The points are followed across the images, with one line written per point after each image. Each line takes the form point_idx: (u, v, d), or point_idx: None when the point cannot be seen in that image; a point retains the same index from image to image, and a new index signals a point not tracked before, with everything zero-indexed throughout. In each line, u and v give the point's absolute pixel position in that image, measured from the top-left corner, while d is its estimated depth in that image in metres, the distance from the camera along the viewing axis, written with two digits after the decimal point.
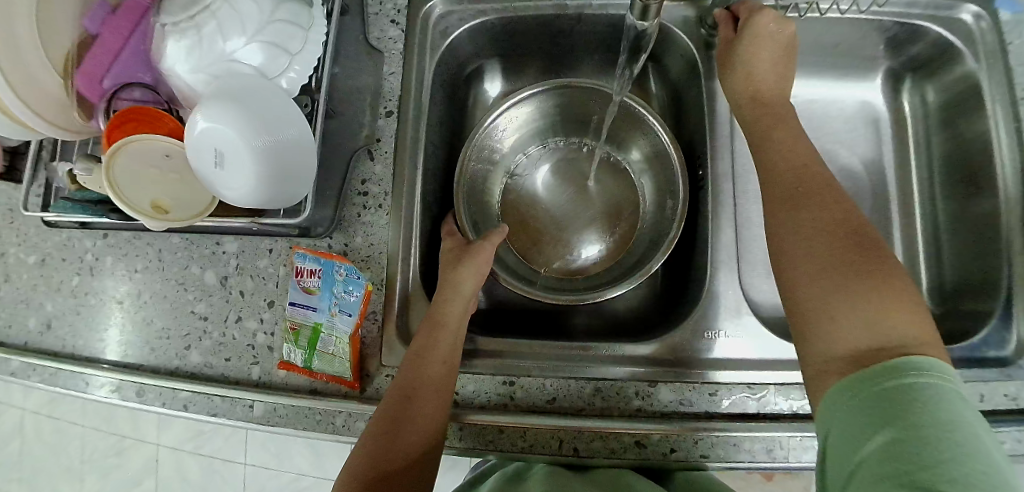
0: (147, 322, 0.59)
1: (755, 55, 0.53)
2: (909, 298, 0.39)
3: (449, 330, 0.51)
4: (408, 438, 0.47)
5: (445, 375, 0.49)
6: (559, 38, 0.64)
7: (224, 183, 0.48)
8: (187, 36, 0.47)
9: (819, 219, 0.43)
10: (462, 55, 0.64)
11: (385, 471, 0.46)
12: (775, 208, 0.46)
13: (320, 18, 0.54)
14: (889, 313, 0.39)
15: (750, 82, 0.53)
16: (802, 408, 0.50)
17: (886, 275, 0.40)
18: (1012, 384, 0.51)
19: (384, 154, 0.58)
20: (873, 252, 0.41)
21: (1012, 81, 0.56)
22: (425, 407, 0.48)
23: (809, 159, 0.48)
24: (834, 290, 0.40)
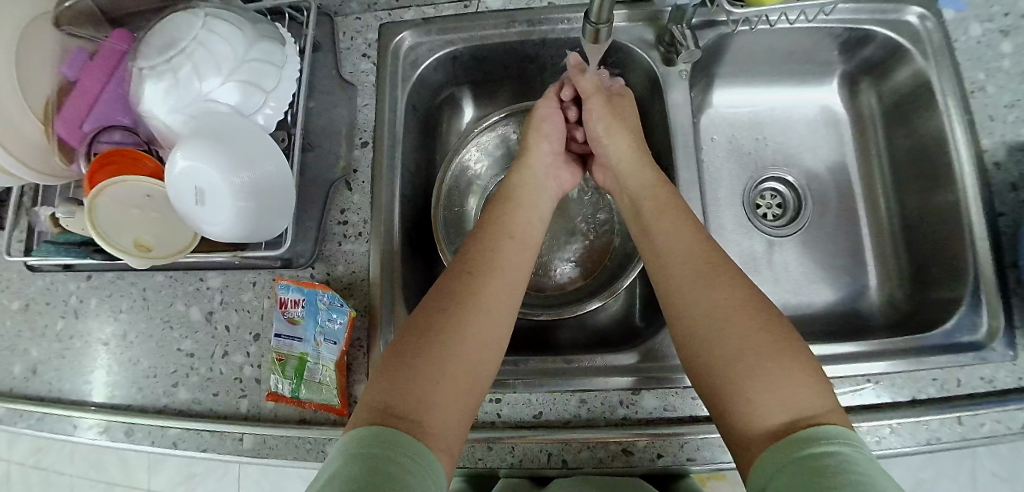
0: (133, 362, 0.59)
1: (621, 113, 0.59)
2: (805, 364, 0.42)
3: (500, 274, 0.49)
4: (452, 358, 0.43)
5: (493, 321, 0.46)
6: (526, 62, 0.66)
7: (207, 218, 0.49)
8: (165, 78, 0.49)
9: (726, 300, 0.45)
10: (433, 84, 0.66)
11: (401, 402, 0.41)
12: (680, 288, 0.47)
13: (293, 56, 0.56)
14: (797, 386, 0.41)
15: (625, 153, 0.58)
16: None
17: (786, 344, 0.43)
18: (987, 366, 0.52)
19: (362, 184, 0.60)
20: (779, 331, 0.44)
21: (960, 76, 0.58)
22: (477, 330, 0.45)
23: (705, 243, 0.49)
24: (734, 367, 0.42)
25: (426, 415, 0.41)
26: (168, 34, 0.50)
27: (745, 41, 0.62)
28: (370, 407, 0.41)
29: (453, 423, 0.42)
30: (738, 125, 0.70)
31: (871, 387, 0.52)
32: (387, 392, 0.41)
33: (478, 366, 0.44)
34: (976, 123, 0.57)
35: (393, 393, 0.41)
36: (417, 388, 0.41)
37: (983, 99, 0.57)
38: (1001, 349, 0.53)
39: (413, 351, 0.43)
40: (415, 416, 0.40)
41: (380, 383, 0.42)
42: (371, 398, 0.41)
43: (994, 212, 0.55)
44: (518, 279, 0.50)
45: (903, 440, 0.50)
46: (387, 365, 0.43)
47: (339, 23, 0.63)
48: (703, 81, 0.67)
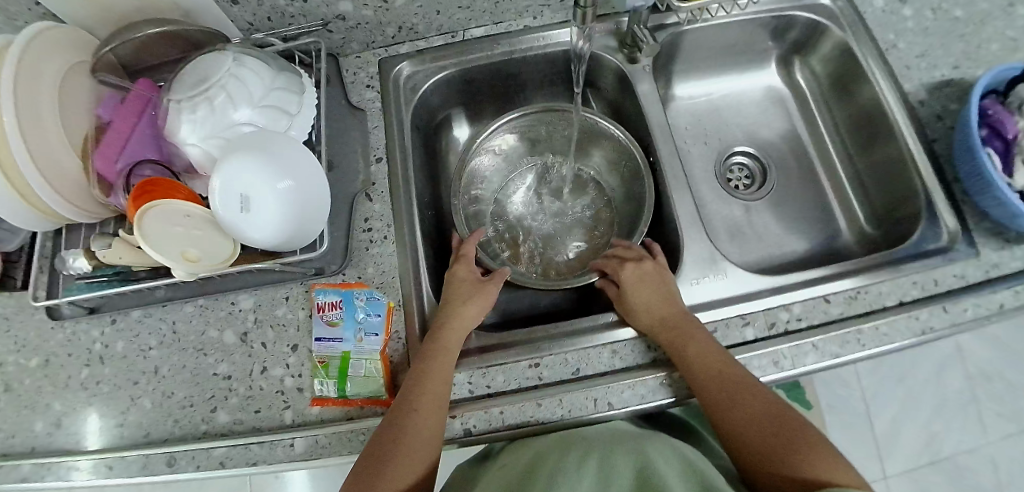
0: (167, 395, 0.58)
1: (638, 292, 0.59)
2: (824, 447, 0.46)
3: (435, 369, 0.52)
4: (410, 452, 0.48)
5: (435, 415, 0.50)
6: (509, 80, 0.74)
7: (254, 225, 0.52)
8: (200, 109, 0.54)
9: (753, 408, 0.49)
10: (432, 106, 0.72)
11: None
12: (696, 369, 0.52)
13: (310, 86, 0.63)
14: (817, 459, 0.45)
15: (647, 301, 0.58)
16: (790, 324, 0.57)
17: (813, 444, 0.47)
18: (956, 266, 0.59)
19: (382, 193, 0.63)
20: (807, 436, 0.47)
21: (874, 39, 0.70)
22: (421, 428, 0.49)
23: (726, 359, 0.53)
24: (780, 464, 0.46)
25: None
26: (199, 71, 0.56)
27: (694, 37, 0.73)
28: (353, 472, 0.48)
29: None
30: (698, 112, 0.80)
31: (864, 296, 0.59)
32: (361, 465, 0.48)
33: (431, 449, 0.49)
34: (896, 74, 0.69)
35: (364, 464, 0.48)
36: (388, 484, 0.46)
37: (897, 54, 0.70)
38: (964, 249, 0.61)
39: (376, 457, 0.48)
40: None
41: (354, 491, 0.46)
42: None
43: (928, 139, 0.65)
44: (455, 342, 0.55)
45: (902, 334, 0.56)
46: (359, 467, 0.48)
47: (343, 60, 0.70)
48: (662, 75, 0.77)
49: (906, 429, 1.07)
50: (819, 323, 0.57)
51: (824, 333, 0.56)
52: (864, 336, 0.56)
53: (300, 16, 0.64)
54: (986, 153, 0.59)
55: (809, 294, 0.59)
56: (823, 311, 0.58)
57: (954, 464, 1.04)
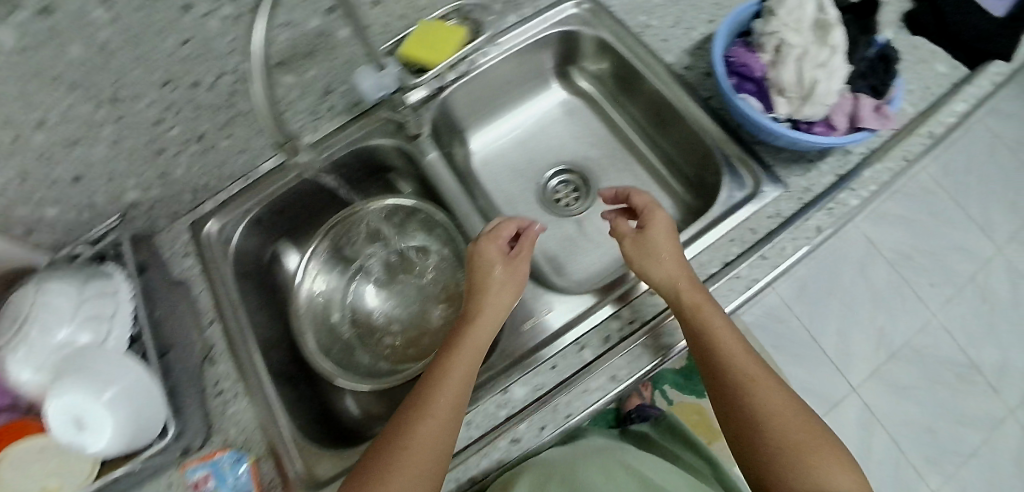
0: None
1: (653, 246, 0.60)
2: (831, 451, 0.50)
3: (451, 382, 0.53)
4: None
5: (445, 427, 0.50)
6: (320, 193, 0.76)
7: (92, 441, 0.54)
8: (20, 348, 0.55)
9: (774, 411, 0.51)
10: (256, 246, 0.74)
11: None
12: (735, 365, 0.54)
13: (125, 280, 0.64)
14: (831, 462, 0.49)
15: (664, 240, 0.60)
16: (626, 328, 0.60)
17: (821, 446, 0.50)
18: (769, 207, 0.64)
19: (220, 354, 0.66)
20: (820, 432, 0.51)
21: (627, 27, 0.74)
22: (428, 446, 0.49)
23: (750, 359, 0.55)
24: (790, 473, 0.49)
25: None
26: (11, 314, 0.58)
27: (468, 90, 0.75)
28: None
29: None
30: (504, 149, 0.81)
31: None
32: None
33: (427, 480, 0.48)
34: (657, 52, 0.72)
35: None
36: None
37: (653, 32, 0.74)
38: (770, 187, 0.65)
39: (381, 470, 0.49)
40: None
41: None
42: None
43: (704, 98, 0.69)
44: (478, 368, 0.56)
45: (727, 297, 0.60)
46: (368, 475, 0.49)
47: (157, 238, 0.72)
48: (458, 139, 0.78)
49: (854, 336, 1.10)
50: (651, 317, 0.60)
51: (651, 328, 0.60)
52: None
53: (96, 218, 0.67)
54: (743, 96, 0.63)
55: (635, 294, 0.62)
56: (652, 304, 0.61)
57: (912, 347, 1.11)
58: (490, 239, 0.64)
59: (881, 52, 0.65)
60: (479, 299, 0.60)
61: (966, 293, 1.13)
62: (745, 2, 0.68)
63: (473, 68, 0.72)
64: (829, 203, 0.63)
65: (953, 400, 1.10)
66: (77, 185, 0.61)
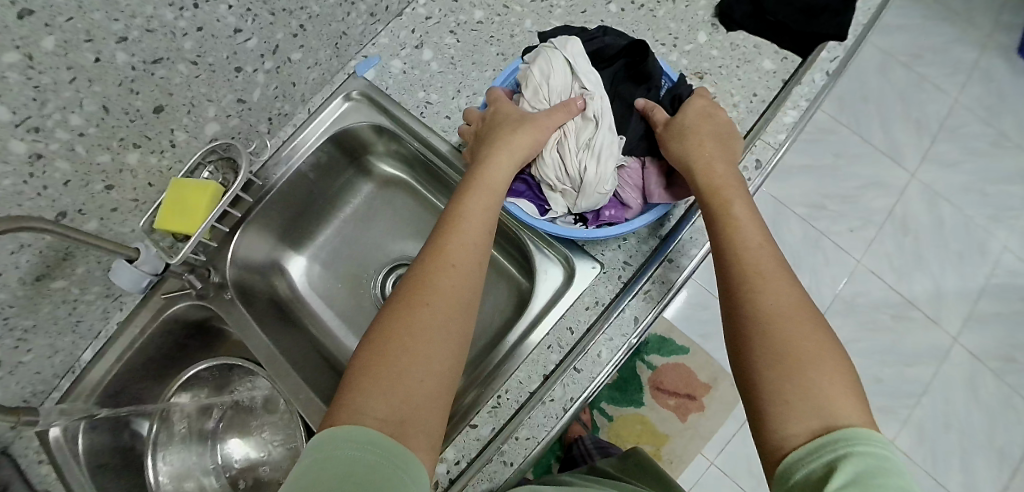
0: None
1: (695, 128, 0.57)
2: (840, 362, 0.41)
3: (456, 251, 0.47)
4: (415, 354, 0.41)
5: (455, 301, 0.45)
6: (150, 363, 0.72)
7: None
8: None
9: (784, 296, 0.44)
10: (103, 439, 0.68)
11: (400, 383, 0.39)
12: (755, 223, 0.50)
13: None
14: (825, 373, 0.40)
15: (714, 125, 0.58)
16: (450, 472, 0.54)
17: (823, 347, 0.41)
18: (588, 295, 0.60)
19: None
20: (823, 334, 0.42)
21: (406, 109, 0.68)
22: (439, 327, 0.43)
23: (765, 237, 0.49)
24: (787, 363, 0.40)
25: (402, 416, 0.38)
26: None
27: (264, 219, 0.71)
28: (377, 413, 0.38)
29: (427, 408, 0.40)
30: (326, 261, 0.77)
31: (506, 399, 0.56)
32: (398, 400, 0.39)
33: (442, 368, 0.42)
34: (441, 133, 0.67)
35: (388, 411, 0.38)
36: (392, 382, 0.39)
37: (436, 109, 0.68)
38: (585, 268, 0.61)
39: (381, 349, 0.41)
40: (390, 416, 0.38)
41: (369, 378, 0.39)
42: (380, 411, 0.38)
43: None
44: (486, 242, 0.50)
45: (553, 416, 0.55)
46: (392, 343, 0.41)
47: None
48: (276, 267, 0.75)
49: None
50: (472, 458, 0.55)
51: (473, 474, 0.53)
52: (506, 453, 0.54)
53: None
54: (516, 201, 0.61)
55: (455, 433, 0.56)
56: (475, 439, 0.55)
57: (843, 297, 1.18)
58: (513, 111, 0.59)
59: (672, 93, 0.63)
60: (504, 129, 0.57)
61: (882, 231, 1.22)
62: (506, 71, 0.65)
63: (263, 192, 0.68)
64: (645, 286, 0.59)
65: (890, 341, 1.17)
66: None
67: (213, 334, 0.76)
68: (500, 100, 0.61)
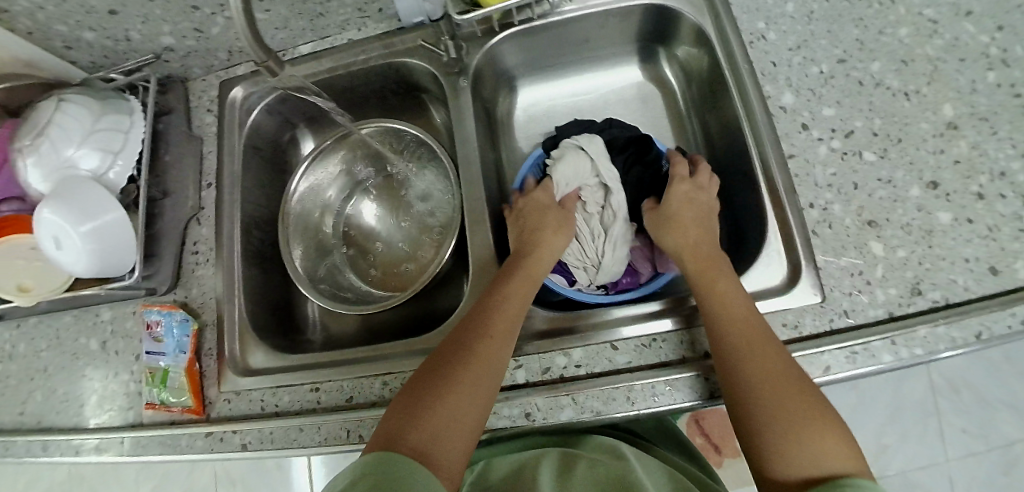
0: (53, 390, 0.70)
1: (682, 208, 0.61)
2: (825, 422, 0.45)
3: (504, 318, 0.53)
4: (452, 406, 0.47)
5: (488, 369, 0.50)
6: (348, 93, 0.73)
7: (65, 259, 0.61)
8: (35, 156, 0.63)
9: (763, 377, 0.47)
10: (273, 126, 0.74)
11: (444, 416, 0.47)
12: (726, 321, 0.50)
13: (142, 122, 0.68)
14: (813, 437, 0.45)
15: (682, 221, 0.60)
16: (568, 370, 0.55)
17: (809, 412, 0.46)
18: (789, 314, 0.56)
19: (208, 217, 0.68)
20: (809, 397, 0.46)
21: (735, 30, 0.62)
22: (471, 385, 0.49)
23: (747, 318, 0.50)
24: (774, 433, 0.45)
25: (432, 450, 0.45)
26: (38, 122, 0.64)
27: (535, 37, 0.67)
28: (408, 444, 0.45)
29: (455, 448, 0.46)
30: (554, 111, 0.75)
31: (659, 347, 0.55)
32: (425, 435, 0.46)
33: (478, 410, 0.48)
34: (760, 72, 0.61)
35: (423, 444, 0.45)
36: (423, 422, 0.47)
37: (764, 48, 0.61)
38: (805, 292, 0.57)
39: (415, 406, 0.48)
40: (420, 449, 0.45)
41: (398, 417, 0.48)
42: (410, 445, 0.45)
43: (785, 157, 0.59)
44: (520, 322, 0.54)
45: (692, 391, 0.52)
46: (425, 390, 0.49)
47: (192, 86, 0.74)
48: (506, 87, 0.74)
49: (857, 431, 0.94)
50: (596, 372, 0.55)
51: (591, 386, 0.53)
52: (634, 391, 0.53)
53: (132, 52, 0.69)
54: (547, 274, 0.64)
55: (596, 339, 0.56)
56: (607, 360, 0.55)
57: (907, 480, 0.94)
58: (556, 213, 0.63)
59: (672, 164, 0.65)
60: (542, 215, 0.62)
61: None
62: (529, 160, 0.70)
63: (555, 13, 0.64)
64: (856, 345, 0.54)
65: None
66: (114, 19, 0.63)
67: (412, 105, 0.76)
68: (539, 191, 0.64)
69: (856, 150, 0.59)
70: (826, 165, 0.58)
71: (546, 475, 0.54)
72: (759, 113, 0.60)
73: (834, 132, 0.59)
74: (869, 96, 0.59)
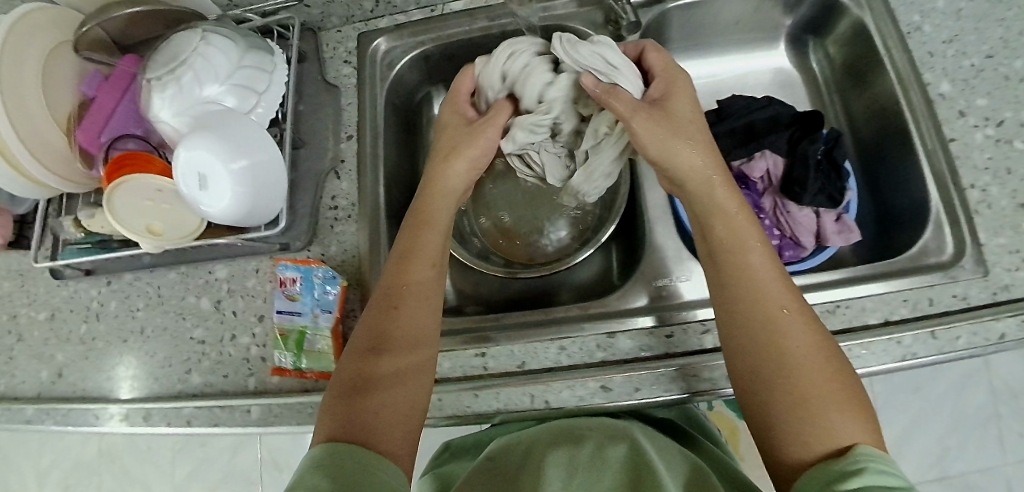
0: (152, 353, 0.63)
1: (688, 110, 0.56)
2: (852, 404, 0.43)
3: (406, 295, 0.52)
4: (384, 397, 0.47)
5: (363, 352, 0.50)
6: None
7: (208, 202, 0.54)
8: (169, 88, 0.55)
9: (760, 340, 0.46)
10: (409, 84, 0.71)
11: (389, 404, 0.47)
12: (726, 279, 0.49)
13: (282, 64, 0.63)
14: (812, 417, 0.42)
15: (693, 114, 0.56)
16: None
17: (811, 400, 0.43)
18: (958, 286, 0.58)
19: (349, 171, 0.64)
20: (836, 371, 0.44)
21: (896, 20, 0.66)
22: (393, 377, 0.48)
23: (761, 286, 0.48)
24: (806, 405, 0.43)
25: (374, 439, 0.45)
26: (171, 50, 0.57)
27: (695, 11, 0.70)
28: (356, 434, 0.45)
29: (393, 427, 0.47)
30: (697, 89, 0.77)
31: (841, 311, 0.58)
32: (369, 421, 0.46)
33: (406, 399, 0.48)
34: (919, 62, 0.64)
35: (361, 433, 0.45)
36: (360, 408, 0.46)
37: (920, 39, 0.65)
38: (969, 266, 0.58)
39: (351, 398, 0.47)
40: (364, 438, 0.45)
41: (338, 400, 0.47)
42: (359, 432, 0.45)
43: (946, 140, 0.62)
44: (405, 300, 0.52)
45: (879, 357, 0.56)
46: (345, 376, 0.49)
47: (322, 36, 0.69)
48: None
49: (917, 440, 1.03)
50: None
51: None
52: None
53: None
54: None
55: None
56: None
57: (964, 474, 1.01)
58: (466, 127, 0.60)
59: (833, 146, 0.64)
60: (454, 134, 0.61)
61: None
62: None
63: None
64: None
65: None
66: None
67: None
68: (455, 102, 0.64)
69: (1007, 138, 0.60)
70: (983, 149, 0.60)
71: (553, 466, 0.50)
72: (922, 98, 0.63)
73: (987, 121, 0.61)
74: (1016, 91, 0.62)
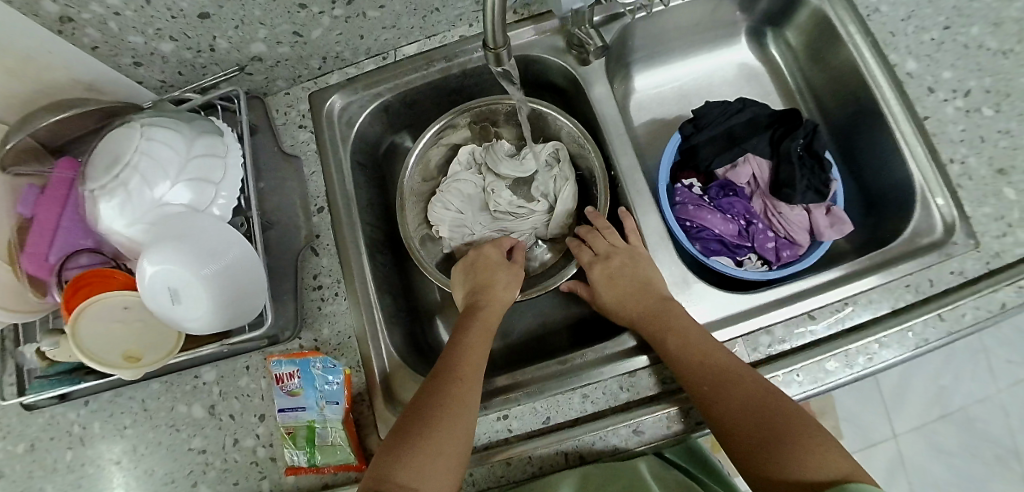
0: (149, 472, 0.59)
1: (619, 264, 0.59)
2: (823, 442, 0.44)
3: (457, 359, 0.53)
4: (430, 442, 0.47)
5: (416, 410, 0.50)
6: (454, 94, 0.69)
7: (186, 314, 0.50)
8: (116, 195, 0.50)
9: (738, 404, 0.47)
10: (373, 136, 0.68)
11: (431, 448, 0.47)
12: (681, 349, 0.51)
13: (233, 143, 0.58)
14: (794, 464, 0.43)
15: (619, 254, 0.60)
16: (775, 346, 0.56)
17: (795, 440, 0.44)
18: (953, 261, 0.57)
19: (328, 246, 0.60)
20: (792, 418, 0.46)
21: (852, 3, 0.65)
22: (444, 428, 0.48)
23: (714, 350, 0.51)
24: (784, 453, 0.44)
25: (419, 482, 0.45)
26: (111, 152, 0.52)
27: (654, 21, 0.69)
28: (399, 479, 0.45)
29: (440, 474, 0.46)
30: (665, 94, 0.77)
31: (852, 309, 0.57)
32: (414, 467, 0.46)
33: (454, 447, 0.48)
34: (881, 42, 0.64)
35: (409, 480, 0.45)
36: (409, 457, 0.46)
37: (881, 19, 0.65)
38: (961, 240, 0.58)
39: (399, 445, 0.47)
40: (409, 484, 0.45)
41: (384, 455, 0.47)
42: (403, 478, 0.45)
43: (920, 117, 0.62)
44: (467, 372, 0.53)
45: (894, 347, 0.55)
46: (395, 434, 0.49)
47: (270, 102, 0.65)
48: (622, 72, 0.75)
49: (914, 385, 1.08)
50: (800, 346, 0.56)
51: (810, 356, 0.55)
52: (851, 356, 0.55)
53: (212, 66, 0.59)
54: (714, 257, 0.63)
55: (794, 311, 0.57)
56: (807, 329, 0.56)
57: (966, 414, 1.06)
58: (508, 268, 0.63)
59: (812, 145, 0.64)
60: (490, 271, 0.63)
61: None
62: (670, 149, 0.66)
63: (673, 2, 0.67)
64: None
65: (979, 476, 1.04)
66: (203, 25, 0.53)
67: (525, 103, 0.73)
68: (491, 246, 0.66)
69: (977, 107, 0.61)
70: (956, 122, 0.60)
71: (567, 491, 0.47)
72: (891, 77, 0.63)
73: (955, 92, 0.61)
74: (977, 59, 0.62)
